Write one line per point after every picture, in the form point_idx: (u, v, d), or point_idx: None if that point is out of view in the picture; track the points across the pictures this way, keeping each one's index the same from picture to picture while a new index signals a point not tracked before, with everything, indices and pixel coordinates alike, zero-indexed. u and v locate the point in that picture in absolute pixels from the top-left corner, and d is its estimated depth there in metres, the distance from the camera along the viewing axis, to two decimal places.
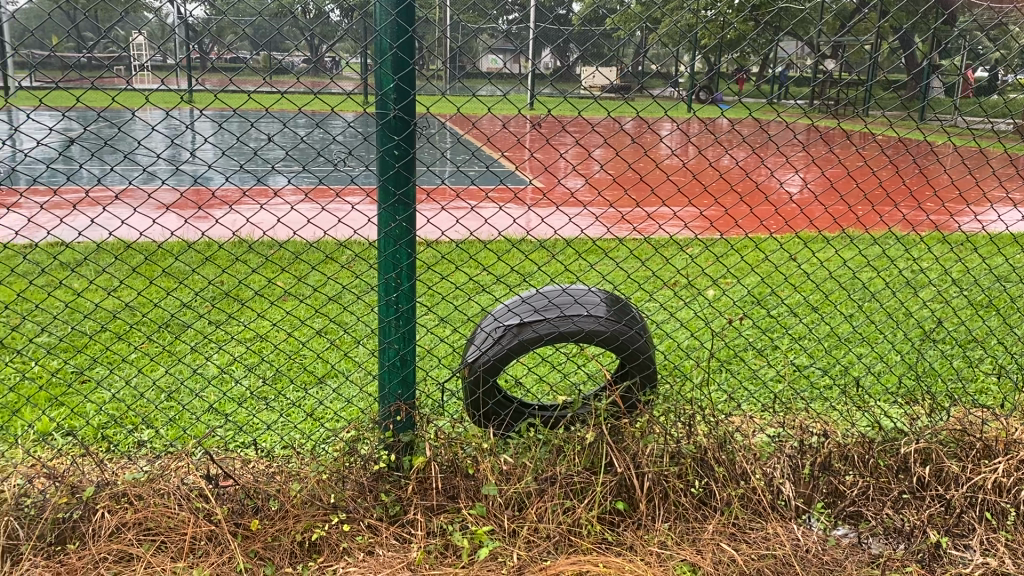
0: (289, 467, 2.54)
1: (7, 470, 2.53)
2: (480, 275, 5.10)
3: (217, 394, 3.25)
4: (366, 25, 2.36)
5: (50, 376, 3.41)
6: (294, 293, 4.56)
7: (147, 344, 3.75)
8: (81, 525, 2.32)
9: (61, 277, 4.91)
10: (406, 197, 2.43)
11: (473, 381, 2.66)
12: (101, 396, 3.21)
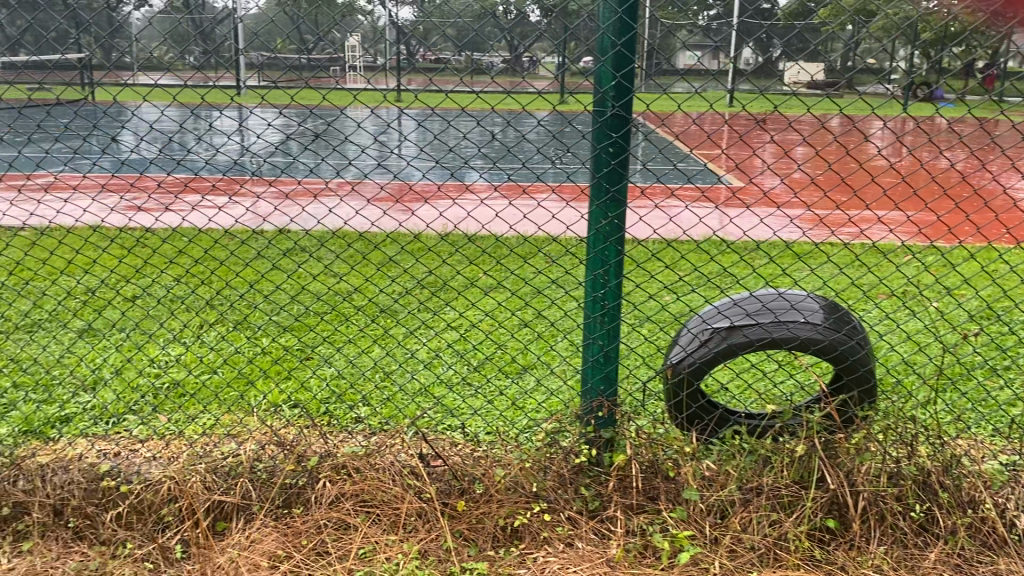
0: (494, 453, 2.62)
1: (244, 435, 2.79)
2: (679, 274, 5.04)
3: (427, 378, 3.41)
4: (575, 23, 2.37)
5: (280, 352, 3.71)
6: (498, 285, 4.70)
7: (362, 327, 4.00)
8: (306, 492, 2.52)
9: (287, 260, 5.34)
10: (619, 195, 2.44)
11: (677, 383, 2.61)
12: (321, 372, 3.46)
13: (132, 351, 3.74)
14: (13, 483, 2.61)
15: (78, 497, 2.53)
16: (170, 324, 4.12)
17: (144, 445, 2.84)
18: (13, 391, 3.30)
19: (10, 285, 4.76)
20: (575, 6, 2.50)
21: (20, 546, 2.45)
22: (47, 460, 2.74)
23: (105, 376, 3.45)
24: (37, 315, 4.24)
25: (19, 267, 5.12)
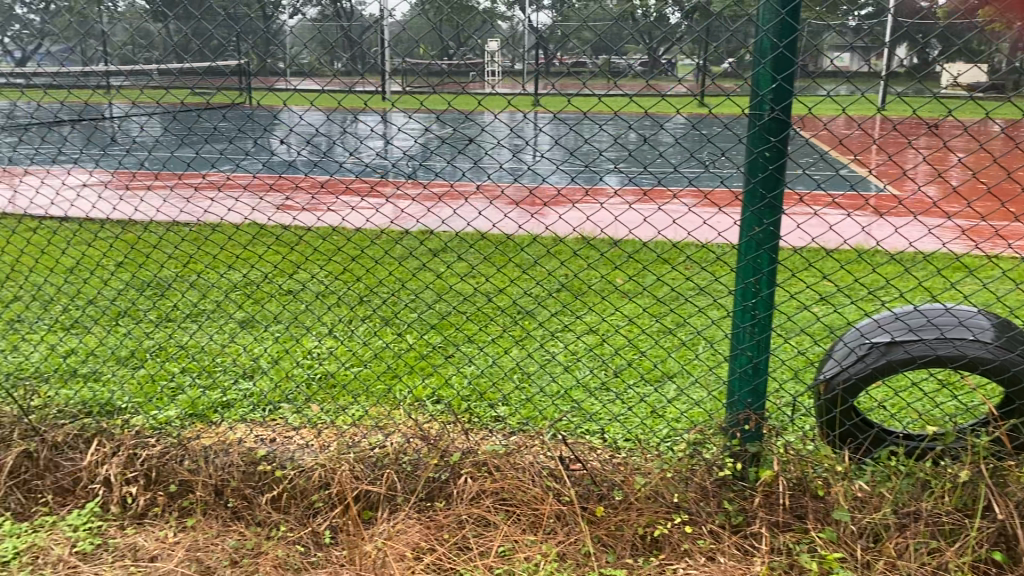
0: (634, 461, 2.60)
1: (390, 427, 2.88)
2: (826, 286, 4.87)
3: (565, 380, 3.43)
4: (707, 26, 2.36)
5: (422, 349, 3.82)
6: (636, 291, 4.67)
7: (501, 328, 4.06)
8: (448, 487, 2.59)
9: (429, 260, 5.50)
10: (776, 201, 2.39)
11: (830, 400, 2.51)
12: (461, 370, 3.53)
13: (286, 342, 3.94)
14: (180, 461, 2.81)
15: (237, 479, 2.70)
16: (319, 318, 4.31)
17: (298, 432, 2.99)
18: (180, 375, 3.55)
19: (178, 277, 5.12)
20: (736, 11, 2.45)
21: (185, 521, 2.63)
22: (210, 442, 2.93)
23: (261, 365, 3.66)
24: (201, 305, 4.54)
25: (185, 261, 5.50)
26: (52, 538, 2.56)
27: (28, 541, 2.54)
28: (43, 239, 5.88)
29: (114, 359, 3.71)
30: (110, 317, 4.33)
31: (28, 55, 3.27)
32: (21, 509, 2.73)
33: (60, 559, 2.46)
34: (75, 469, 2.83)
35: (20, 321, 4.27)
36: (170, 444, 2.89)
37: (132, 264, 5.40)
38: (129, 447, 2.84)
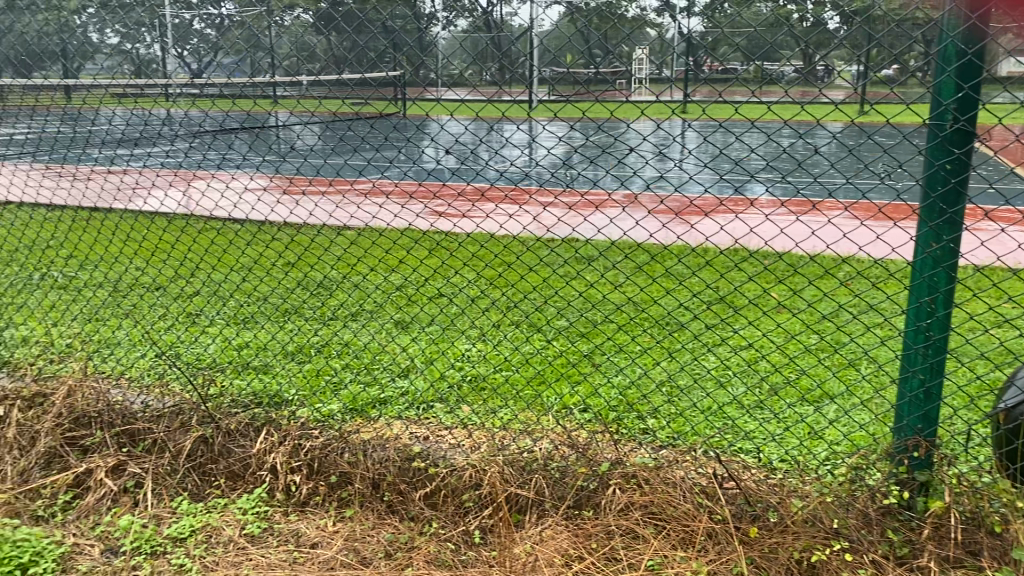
0: (790, 483, 2.52)
1: (539, 433, 2.91)
2: (1003, 310, 4.55)
3: (715, 396, 3.36)
4: (869, 30, 2.28)
5: (570, 357, 3.83)
6: (791, 307, 4.52)
7: (649, 339, 4.02)
8: (596, 497, 2.59)
9: (577, 269, 5.53)
10: (957, 216, 2.26)
11: (1012, 429, 2.32)
12: (609, 380, 3.53)
13: (437, 344, 4.05)
14: (341, 454, 2.95)
15: (393, 474, 2.83)
16: (469, 322, 4.41)
17: (451, 432, 3.07)
18: (341, 371, 3.73)
19: (338, 278, 5.37)
20: (920, 15, 2.31)
21: (344, 512, 2.80)
22: (368, 437, 3.06)
23: (415, 365, 3.79)
24: (359, 305, 4.76)
25: (346, 262, 5.78)
26: (225, 520, 2.78)
27: (203, 521, 2.78)
28: (219, 239, 6.33)
29: (281, 353, 3.95)
30: (279, 313, 4.61)
31: (203, 68, 3.53)
32: (196, 490, 2.98)
33: (231, 539, 2.69)
34: (245, 456, 3.03)
35: (199, 314, 4.63)
36: (332, 436, 3.03)
37: (297, 264, 5.74)
38: (295, 437, 3.01)
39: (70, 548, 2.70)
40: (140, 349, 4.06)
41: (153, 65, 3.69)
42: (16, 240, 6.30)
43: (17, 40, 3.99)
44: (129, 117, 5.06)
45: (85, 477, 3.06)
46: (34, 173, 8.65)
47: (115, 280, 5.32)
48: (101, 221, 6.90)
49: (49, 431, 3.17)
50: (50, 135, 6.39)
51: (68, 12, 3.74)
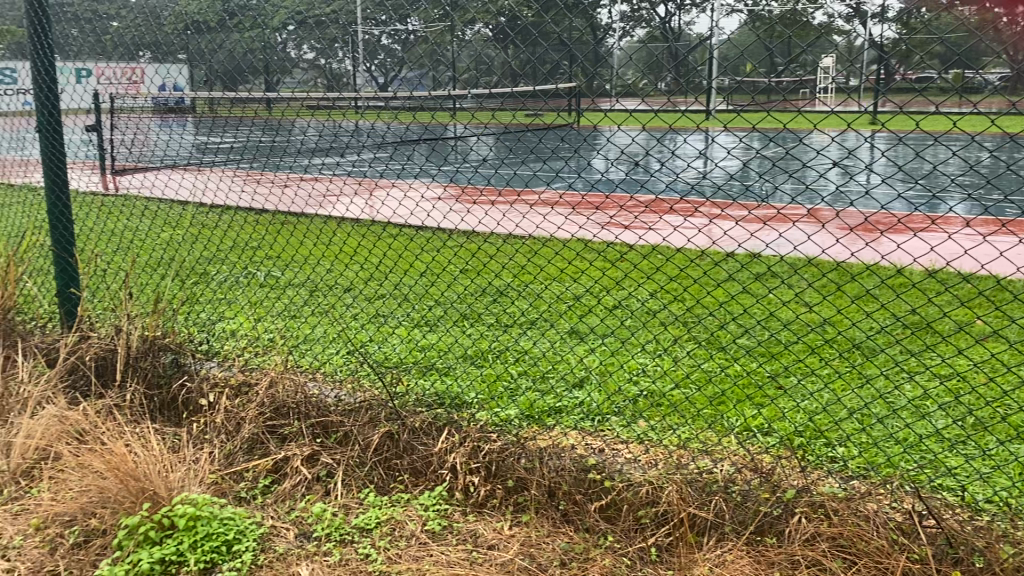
0: (1000, 527, 2.35)
1: (720, 454, 2.85)
2: None
3: (912, 427, 3.18)
4: None
5: (750, 377, 3.73)
6: (999, 338, 4.20)
7: (837, 362, 3.86)
8: (780, 524, 2.51)
9: (758, 287, 5.39)
10: None
11: None
12: (795, 404, 3.41)
13: (612, 356, 4.06)
14: (518, 458, 3.01)
15: (569, 483, 2.85)
16: (647, 335, 4.39)
17: (627, 446, 3.06)
18: (518, 378, 3.80)
19: (515, 286, 5.49)
20: None
21: (520, 517, 2.85)
22: (545, 444, 3.09)
23: (590, 377, 3.80)
24: (535, 313, 4.83)
25: (521, 271, 5.89)
26: (408, 514, 2.91)
27: (388, 513, 2.92)
28: (404, 245, 6.63)
29: (460, 357, 4.08)
30: (457, 318, 4.77)
31: (389, 81, 3.70)
32: (381, 483, 3.15)
33: (414, 534, 2.81)
34: (427, 453, 3.16)
35: (386, 316, 4.86)
36: (510, 441, 3.09)
37: (475, 271, 5.92)
38: (474, 439, 3.10)
39: (269, 529, 2.92)
40: (333, 347, 4.32)
41: (344, 78, 3.92)
42: (226, 241, 6.90)
43: (223, 57, 4.26)
44: (322, 128, 5.37)
45: (283, 464, 3.30)
46: (239, 179, 9.38)
47: (311, 280, 5.70)
48: (298, 225, 7.40)
49: (253, 419, 3.44)
50: (255, 144, 6.91)
51: (271, 31, 3.95)
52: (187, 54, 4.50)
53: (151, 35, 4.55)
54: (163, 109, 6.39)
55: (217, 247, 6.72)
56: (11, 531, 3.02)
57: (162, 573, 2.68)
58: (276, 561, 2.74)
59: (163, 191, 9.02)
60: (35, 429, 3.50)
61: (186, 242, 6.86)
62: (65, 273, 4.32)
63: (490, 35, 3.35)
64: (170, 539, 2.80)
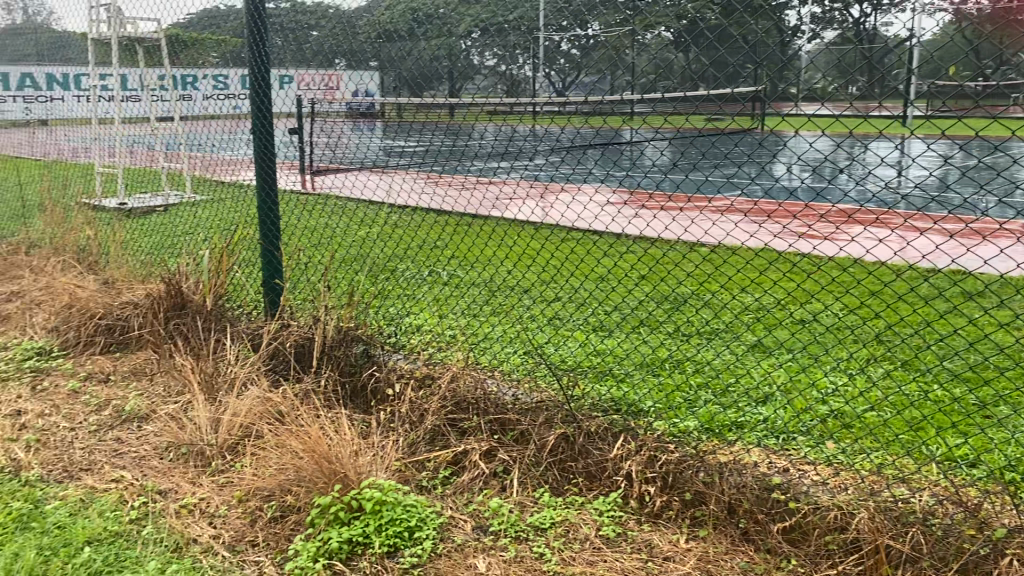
0: None
1: (918, 483, 2.68)
2: None
3: None
4: None
5: (953, 403, 3.48)
6: None
7: None
8: (987, 565, 2.33)
9: (964, 307, 5.01)
10: None
11: None
12: (1006, 436, 3.15)
13: (798, 373, 3.90)
14: (697, 472, 2.93)
15: (750, 502, 2.76)
16: (837, 352, 4.18)
17: (814, 467, 2.92)
18: (698, 389, 3.71)
19: (694, 294, 5.38)
20: None
21: (696, 531, 2.80)
22: (725, 460, 2.99)
23: (774, 393, 3.66)
24: (715, 323, 4.72)
25: (701, 279, 5.77)
26: (582, 517, 2.92)
27: (562, 515, 2.95)
28: (581, 250, 6.67)
29: (637, 364, 4.04)
30: (633, 325, 4.73)
31: (567, 86, 3.76)
32: (555, 484, 3.18)
33: (588, 537, 2.81)
34: (602, 459, 3.15)
35: (562, 319, 4.90)
36: (687, 453, 3.02)
37: (653, 277, 5.86)
38: (651, 449, 3.05)
39: (448, 519, 3.02)
40: (512, 347, 4.40)
41: (524, 84, 3.86)
42: (412, 240, 7.22)
43: (412, 64, 4.41)
44: (501, 133, 5.47)
45: (461, 457, 3.41)
46: (423, 182, 9.76)
47: (490, 280, 5.85)
48: (479, 227, 7.62)
49: (435, 411, 3.57)
50: (437, 148, 7.15)
51: (457, 37, 4.06)
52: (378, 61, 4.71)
53: (347, 43, 4.78)
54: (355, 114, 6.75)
55: (403, 246, 7.05)
56: (217, 501, 3.31)
57: (350, 552, 2.83)
58: (454, 551, 2.83)
59: (354, 192, 9.56)
60: (241, 408, 3.81)
61: (376, 241, 7.24)
62: (271, 265, 4.65)
63: (672, 38, 3.34)
64: (357, 521, 2.95)
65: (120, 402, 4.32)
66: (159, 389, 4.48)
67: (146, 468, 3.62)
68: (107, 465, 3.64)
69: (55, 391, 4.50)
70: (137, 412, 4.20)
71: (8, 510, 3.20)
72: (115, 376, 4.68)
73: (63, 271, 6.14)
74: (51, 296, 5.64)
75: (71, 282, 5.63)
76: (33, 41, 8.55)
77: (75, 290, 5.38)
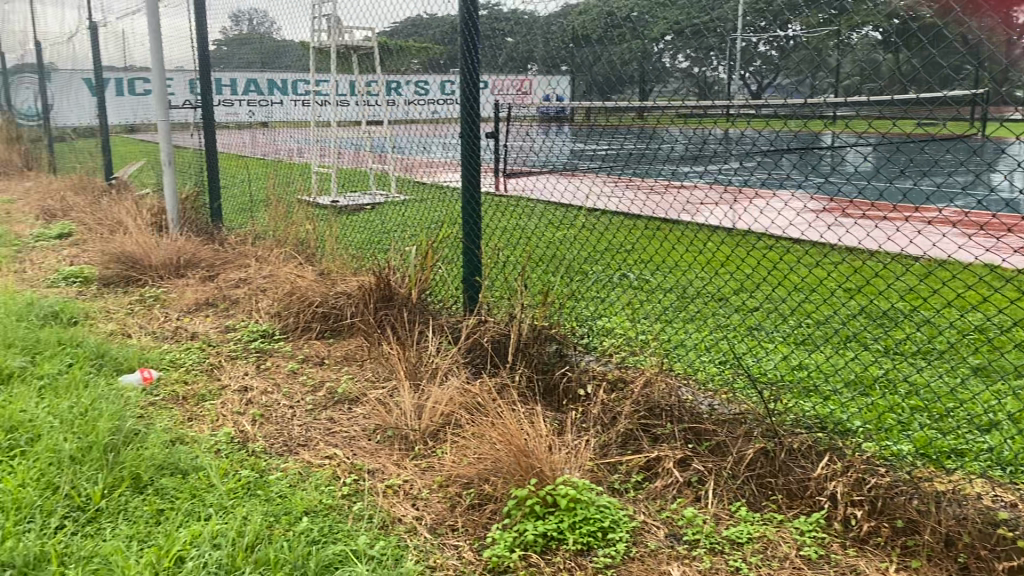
0: None
1: None
2: None
3: None
4: None
5: None
6: None
7: None
8: None
9: None
10: None
11: None
12: None
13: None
14: (910, 499, 2.80)
15: (972, 536, 2.61)
16: None
17: None
18: (913, 412, 3.50)
19: (907, 310, 5.07)
20: None
21: (908, 561, 2.66)
22: (943, 489, 2.84)
23: (1001, 421, 3.39)
24: (932, 342, 4.43)
25: (916, 295, 5.42)
26: (781, 535, 2.84)
27: (760, 531, 2.87)
28: (781, 259, 6.45)
29: (845, 382, 3.87)
30: (840, 339, 4.53)
31: (763, 88, 3.66)
32: (752, 499, 3.10)
33: (788, 556, 2.72)
34: (804, 478, 3.06)
35: (760, 329, 4.76)
36: (900, 479, 2.88)
37: (859, 290, 5.57)
38: (859, 471, 2.92)
39: (641, 524, 3.02)
40: (708, 355, 4.34)
41: (716, 86, 3.79)
42: (604, 243, 7.27)
43: (605, 67, 4.35)
44: (691, 136, 5.35)
45: (654, 463, 3.40)
46: (614, 185, 9.80)
47: (684, 287, 5.79)
48: (672, 232, 7.56)
49: (629, 415, 3.58)
50: (628, 152, 7.12)
51: (649, 42, 4.05)
52: (570, 66, 4.63)
53: (537, 47, 4.83)
54: (545, 119, 6.91)
55: (595, 248, 7.11)
56: (419, 484, 3.49)
57: (544, 546, 2.89)
58: (647, 556, 2.83)
59: (547, 195, 9.73)
60: (442, 397, 4.00)
61: (569, 242, 7.35)
62: (471, 263, 4.83)
63: (879, 39, 3.23)
64: (552, 516, 3.01)
65: (332, 384, 4.65)
66: (367, 374, 4.78)
67: (355, 447, 3.87)
68: (321, 442, 3.93)
69: (277, 371, 4.91)
70: (347, 394, 4.50)
71: (238, 477, 3.53)
72: (329, 360, 5.05)
73: (284, 261, 6.68)
74: (274, 284, 6.15)
75: (292, 271, 6.11)
76: (259, 50, 9.29)
77: (296, 279, 5.83)
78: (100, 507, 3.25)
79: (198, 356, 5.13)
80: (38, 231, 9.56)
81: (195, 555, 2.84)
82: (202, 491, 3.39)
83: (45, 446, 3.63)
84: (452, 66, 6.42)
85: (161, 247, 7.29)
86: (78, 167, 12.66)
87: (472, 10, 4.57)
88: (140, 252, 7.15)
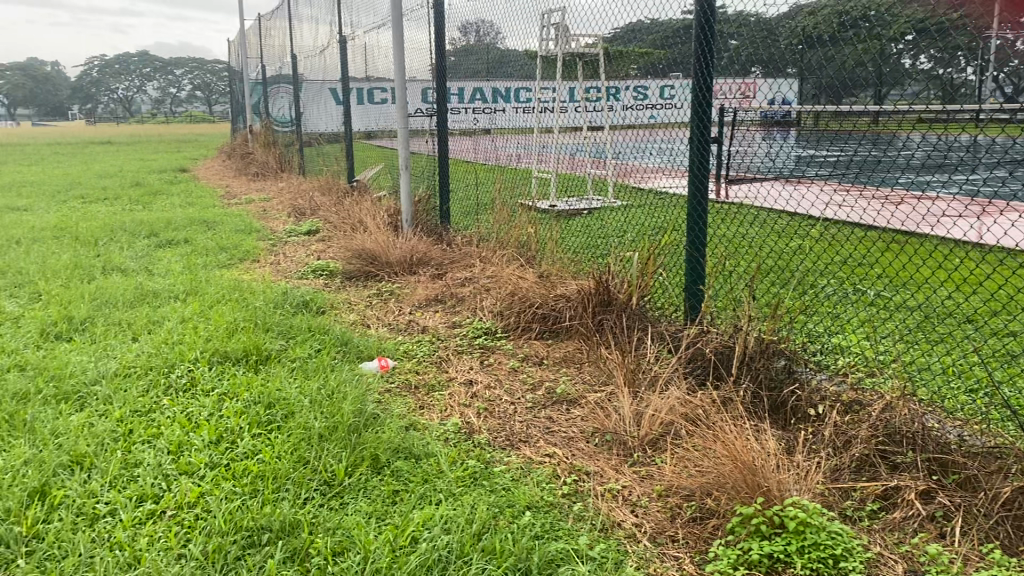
0: None
1: None
2: None
3: None
4: None
5: None
6: None
7: None
8: None
9: None
10: None
11: None
12: None
13: None
14: None
15: None
16: None
17: None
18: None
19: None
20: None
21: None
22: None
23: None
24: None
25: None
26: None
27: None
28: None
29: None
30: None
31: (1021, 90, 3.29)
32: (1008, 542, 2.84)
33: None
34: None
35: (1018, 356, 4.34)
36: None
37: None
38: None
39: (876, 555, 2.84)
40: (955, 381, 4.02)
41: (963, 88, 3.49)
42: (835, 255, 6.91)
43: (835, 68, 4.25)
44: (930, 142, 4.99)
45: (893, 493, 3.19)
46: (845, 195, 9.28)
47: (925, 306, 5.39)
48: (913, 246, 7.05)
49: (864, 439, 3.38)
50: (863, 159, 6.72)
51: (886, 40, 3.75)
52: (799, 67, 4.53)
53: (764, 52, 4.68)
54: (770, 124, 6.67)
55: (825, 260, 6.77)
56: (638, 491, 3.48)
57: (770, 567, 2.80)
58: None
59: (772, 202, 9.38)
60: (663, 406, 3.97)
61: (796, 252, 7.06)
62: (694, 271, 4.75)
63: None
64: (779, 537, 2.91)
65: (552, 385, 4.76)
66: (586, 377, 4.85)
67: (575, 448, 3.94)
68: (542, 440, 4.04)
69: (500, 367, 5.09)
70: (566, 395, 4.59)
71: (465, 466, 3.70)
72: (549, 360, 5.17)
73: (507, 262, 6.91)
74: (497, 285, 6.38)
75: (515, 272, 6.31)
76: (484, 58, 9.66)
77: (518, 280, 6.02)
78: (345, 483, 3.53)
79: (428, 349, 5.44)
80: (290, 227, 10.52)
81: (429, 537, 3.00)
82: (434, 477, 3.59)
83: (298, 423, 4.00)
84: (674, 71, 6.37)
85: (397, 246, 7.79)
86: (325, 170, 13.78)
87: (701, 15, 4.50)
88: (378, 250, 7.68)
